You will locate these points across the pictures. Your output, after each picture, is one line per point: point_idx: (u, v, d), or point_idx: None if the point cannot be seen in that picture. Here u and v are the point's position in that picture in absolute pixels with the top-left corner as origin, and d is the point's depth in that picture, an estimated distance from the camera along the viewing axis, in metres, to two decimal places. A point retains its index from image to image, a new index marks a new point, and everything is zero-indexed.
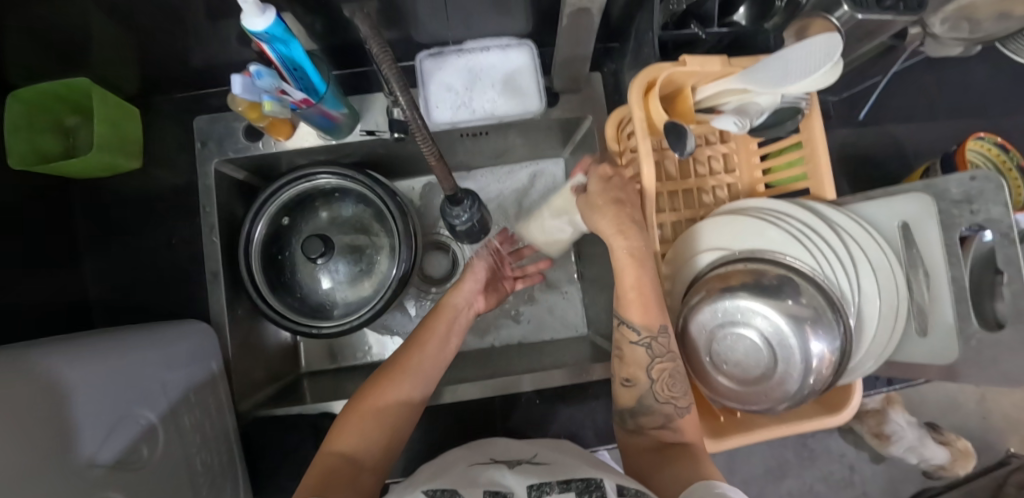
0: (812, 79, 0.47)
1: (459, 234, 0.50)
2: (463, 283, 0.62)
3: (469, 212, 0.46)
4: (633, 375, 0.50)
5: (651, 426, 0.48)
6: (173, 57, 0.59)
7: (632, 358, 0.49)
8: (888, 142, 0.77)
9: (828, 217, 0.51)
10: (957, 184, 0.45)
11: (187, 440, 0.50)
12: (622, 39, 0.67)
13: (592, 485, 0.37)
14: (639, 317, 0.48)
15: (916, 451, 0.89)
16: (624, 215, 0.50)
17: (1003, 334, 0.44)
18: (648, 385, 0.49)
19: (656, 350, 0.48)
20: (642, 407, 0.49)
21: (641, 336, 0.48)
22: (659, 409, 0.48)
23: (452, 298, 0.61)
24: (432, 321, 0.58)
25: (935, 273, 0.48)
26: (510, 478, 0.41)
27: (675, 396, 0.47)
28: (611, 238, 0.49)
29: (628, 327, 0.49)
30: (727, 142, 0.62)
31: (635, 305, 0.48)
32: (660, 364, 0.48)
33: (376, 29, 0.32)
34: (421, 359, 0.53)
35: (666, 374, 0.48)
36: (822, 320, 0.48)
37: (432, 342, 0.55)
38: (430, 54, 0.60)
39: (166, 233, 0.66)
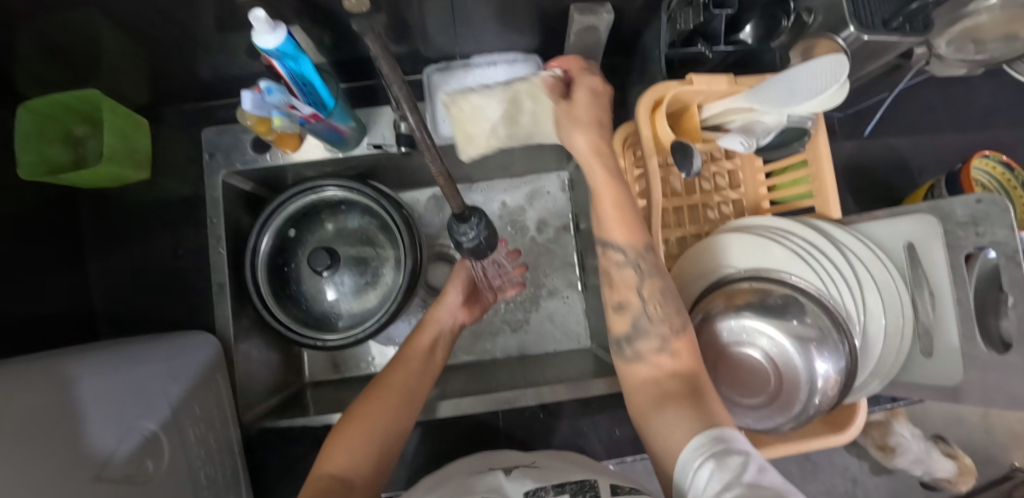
0: (819, 100, 0.47)
1: (466, 252, 0.49)
2: (445, 296, 0.63)
3: (477, 229, 0.46)
4: (624, 299, 0.48)
5: (647, 351, 0.46)
6: (183, 69, 0.60)
7: (621, 281, 0.48)
8: (893, 158, 0.78)
9: (833, 237, 0.51)
10: (963, 206, 0.45)
11: (192, 454, 0.50)
12: (629, 54, 0.67)
13: (586, 486, 0.41)
14: (624, 237, 0.47)
15: (922, 464, 0.88)
16: (600, 139, 0.47)
17: (1010, 357, 0.42)
18: (640, 306, 0.47)
19: (644, 268, 0.47)
20: (637, 330, 0.47)
21: (628, 256, 0.47)
22: (653, 330, 0.46)
23: (435, 313, 0.62)
24: (415, 337, 0.60)
25: (941, 294, 0.48)
26: (506, 484, 0.42)
27: (667, 315, 0.46)
28: (587, 161, 0.47)
29: (614, 249, 0.48)
30: (732, 158, 0.61)
31: (620, 224, 0.47)
32: (651, 281, 0.47)
33: (385, 46, 0.32)
34: (407, 376, 0.54)
35: (657, 291, 0.47)
36: (828, 342, 0.48)
37: (417, 359, 0.56)
38: (438, 68, 0.63)
39: (171, 243, 0.66)
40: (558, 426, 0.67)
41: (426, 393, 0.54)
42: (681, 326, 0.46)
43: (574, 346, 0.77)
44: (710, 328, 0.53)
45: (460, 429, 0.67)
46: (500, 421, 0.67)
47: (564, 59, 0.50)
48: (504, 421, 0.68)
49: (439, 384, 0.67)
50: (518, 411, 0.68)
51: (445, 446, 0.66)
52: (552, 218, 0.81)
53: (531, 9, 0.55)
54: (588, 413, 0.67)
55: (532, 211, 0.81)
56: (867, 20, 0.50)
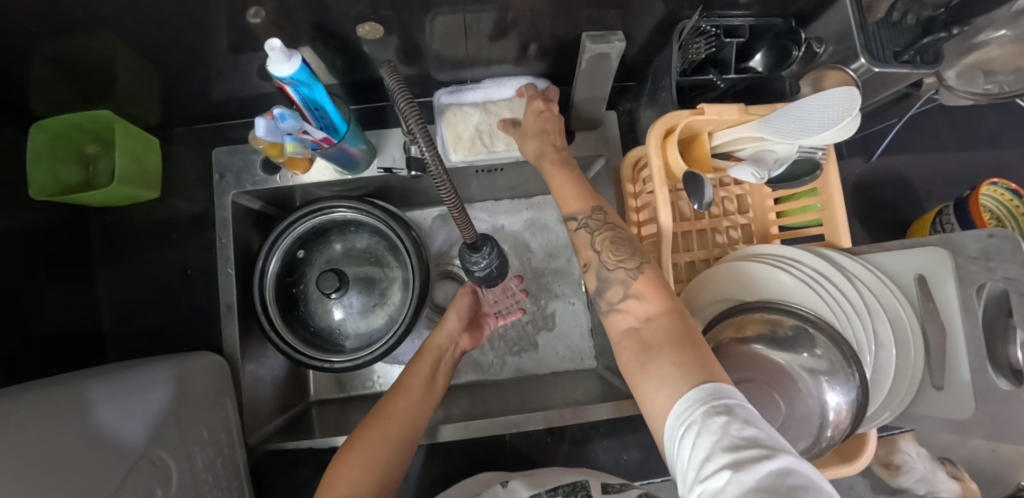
0: (829, 133, 0.47)
1: (476, 281, 0.49)
2: (445, 321, 0.63)
3: (488, 258, 0.46)
4: (587, 259, 0.49)
5: (615, 301, 0.45)
6: (195, 90, 0.60)
7: (580, 244, 0.50)
8: (901, 183, 0.78)
9: (842, 266, 0.51)
10: (975, 240, 0.46)
11: (199, 479, 0.50)
12: (639, 79, 0.68)
13: (577, 487, 0.49)
14: (574, 205, 0.51)
15: (927, 482, 0.90)
16: (543, 141, 0.55)
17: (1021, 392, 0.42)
18: (598, 259, 0.48)
19: (595, 226, 0.49)
20: (603, 283, 0.47)
21: (580, 219, 0.50)
22: (613, 278, 0.46)
23: (435, 339, 0.62)
24: (414, 363, 0.59)
25: (953, 328, 0.47)
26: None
27: (621, 259, 0.46)
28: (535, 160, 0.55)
29: (568, 217, 0.51)
30: (741, 184, 0.63)
31: (567, 195, 0.52)
32: (602, 234, 0.49)
33: (399, 79, 0.36)
34: (406, 404, 0.54)
35: (608, 241, 0.48)
36: (838, 374, 0.48)
37: (415, 386, 0.56)
38: (448, 91, 0.62)
39: (180, 262, 0.66)
40: (564, 449, 0.67)
41: (423, 419, 0.54)
42: (638, 267, 0.45)
43: (579, 367, 0.77)
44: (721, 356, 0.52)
45: (467, 452, 0.67)
46: (507, 443, 0.67)
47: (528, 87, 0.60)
48: (512, 445, 0.67)
49: (444, 406, 0.67)
50: (524, 434, 0.68)
51: (451, 471, 0.66)
52: (559, 239, 0.81)
53: (543, 35, 0.55)
54: (595, 437, 0.67)
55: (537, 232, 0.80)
56: (878, 51, 0.50)
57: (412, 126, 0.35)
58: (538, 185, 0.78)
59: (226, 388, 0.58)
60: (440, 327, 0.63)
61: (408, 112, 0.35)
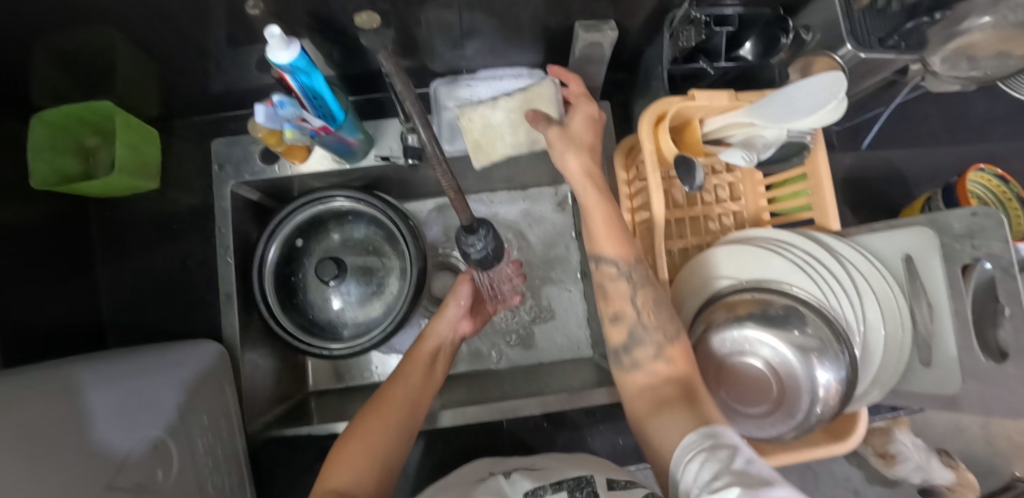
0: (818, 115, 0.48)
1: (473, 262, 0.50)
2: (445, 311, 0.60)
3: (484, 241, 0.47)
4: (620, 309, 0.49)
5: (643, 359, 0.47)
6: (195, 82, 0.61)
7: (614, 293, 0.49)
8: (889, 172, 0.79)
9: (833, 249, 0.52)
10: (959, 219, 0.45)
11: (200, 463, 0.50)
12: (632, 70, 0.69)
13: (583, 483, 0.44)
14: (616, 251, 0.49)
15: (923, 471, 0.92)
16: (586, 155, 0.52)
17: (1009, 368, 0.42)
18: (634, 314, 0.48)
19: (636, 279, 0.49)
20: (633, 338, 0.47)
21: (621, 268, 0.49)
22: (648, 338, 0.47)
23: (436, 327, 0.61)
24: (414, 353, 0.59)
25: (938, 305, 0.48)
26: (508, 487, 0.47)
27: (660, 323, 0.47)
28: (578, 182, 0.51)
29: (608, 263, 0.49)
30: (733, 172, 0.64)
31: (611, 239, 0.49)
32: (642, 290, 0.48)
33: (397, 64, 0.36)
34: (407, 391, 0.54)
35: (649, 302, 0.48)
36: (828, 352, 0.49)
37: (415, 374, 0.56)
38: (445, 82, 0.64)
39: (180, 252, 0.67)
40: (562, 435, 0.67)
41: (423, 408, 0.54)
42: (674, 333, 0.47)
43: (576, 355, 0.78)
44: (713, 335, 0.53)
45: (465, 439, 0.67)
46: (505, 429, 0.68)
47: (562, 73, 0.57)
48: (509, 431, 0.68)
49: (441, 393, 0.68)
50: (521, 421, 0.68)
51: (449, 459, 0.66)
52: (556, 230, 0.82)
53: (538, 25, 0.56)
54: (592, 423, 0.67)
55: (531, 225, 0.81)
56: (862, 37, 0.52)
57: (412, 110, 0.36)
58: (533, 177, 0.79)
59: (226, 375, 0.59)
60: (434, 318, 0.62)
61: (404, 98, 0.36)
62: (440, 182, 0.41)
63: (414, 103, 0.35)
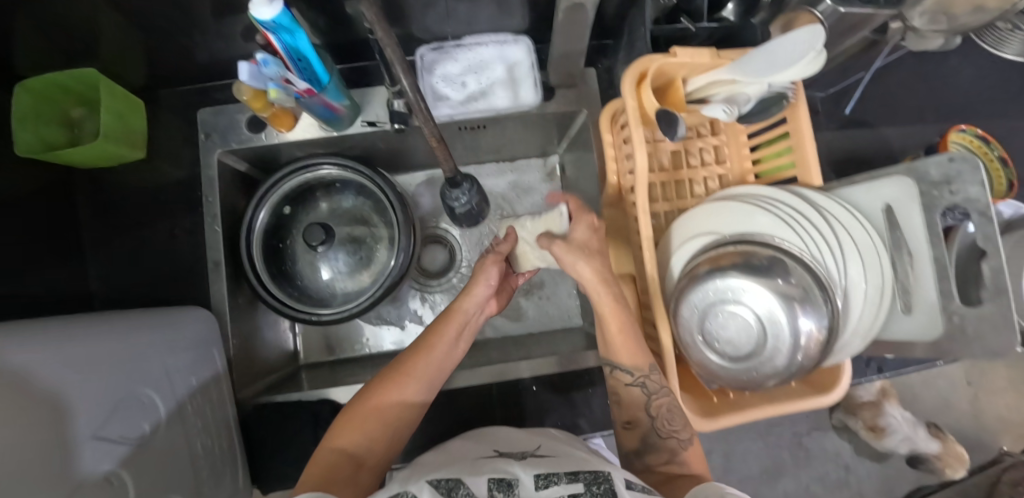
0: (796, 68, 0.48)
1: (459, 215, 0.52)
2: (474, 289, 0.59)
3: (467, 194, 0.48)
4: (634, 417, 0.55)
5: (658, 463, 0.52)
6: (180, 51, 0.61)
7: (629, 400, 0.55)
8: (879, 144, 0.77)
9: (817, 204, 0.52)
10: (936, 166, 0.46)
11: (188, 423, 0.51)
12: (616, 36, 0.69)
13: (600, 478, 0.41)
14: (629, 361, 0.53)
15: (908, 440, 1.06)
16: (602, 262, 0.55)
17: (983, 308, 0.44)
18: (648, 423, 0.54)
19: (650, 387, 0.53)
20: (647, 444, 0.53)
21: (635, 377, 0.54)
22: (663, 444, 0.52)
23: (463, 303, 0.59)
24: (441, 323, 0.57)
25: (919, 253, 0.49)
26: (516, 468, 0.43)
27: (674, 428, 0.52)
28: (594, 287, 0.53)
29: (624, 371, 0.54)
30: (717, 134, 0.65)
31: (627, 351, 0.53)
32: (657, 401, 0.54)
33: (381, 19, 0.30)
34: (427, 363, 0.54)
35: (664, 409, 0.53)
36: (810, 299, 0.48)
37: (439, 347, 0.55)
38: (431, 48, 0.63)
39: (167, 223, 0.67)
40: (551, 400, 0.68)
41: (441, 380, 0.55)
42: (687, 438, 0.52)
43: (565, 324, 0.79)
44: (694, 285, 0.50)
45: (454, 407, 0.67)
46: (496, 396, 0.68)
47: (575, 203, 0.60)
48: (498, 395, 0.68)
49: None
50: (511, 388, 0.68)
51: (437, 426, 0.67)
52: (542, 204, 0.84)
53: None
54: (580, 386, 0.68)
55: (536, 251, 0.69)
56: None
57: (404, 81, 0.36)
58: (521, 148, 0.80)
59: (214, 342, 0.59)
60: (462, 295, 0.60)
61: (391, 58, 0.34)
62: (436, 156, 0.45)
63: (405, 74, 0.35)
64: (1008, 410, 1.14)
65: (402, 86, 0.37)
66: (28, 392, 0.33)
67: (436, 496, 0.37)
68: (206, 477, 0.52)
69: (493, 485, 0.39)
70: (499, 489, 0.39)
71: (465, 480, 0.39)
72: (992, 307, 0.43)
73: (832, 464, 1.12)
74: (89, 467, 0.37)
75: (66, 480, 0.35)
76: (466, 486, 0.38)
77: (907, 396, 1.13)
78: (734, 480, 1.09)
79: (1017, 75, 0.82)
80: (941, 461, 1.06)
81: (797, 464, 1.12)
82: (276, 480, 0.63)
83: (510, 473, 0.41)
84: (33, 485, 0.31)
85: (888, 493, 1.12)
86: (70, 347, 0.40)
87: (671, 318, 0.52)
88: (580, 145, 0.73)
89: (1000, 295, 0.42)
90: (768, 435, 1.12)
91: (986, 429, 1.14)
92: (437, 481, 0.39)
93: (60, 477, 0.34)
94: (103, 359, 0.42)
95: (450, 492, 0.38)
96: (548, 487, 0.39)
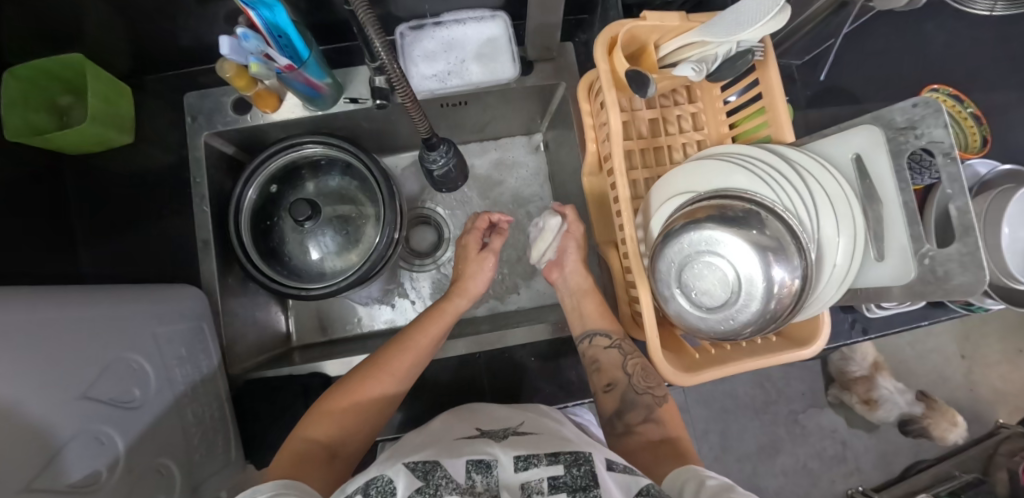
0: (758, 28, 0.48)
1: (438, 177, 0.65)
2: (469, 284, 0.68)
3: (443, 155, 0.61)
4: (612, 379, 0.60)
5: (636, 422, 0.57)
6: (165, 36, 0.62)
7: (608, 362, 0.61)
8: (859, 113, 0.78)
9: (793, 158, 0.53)
10: (901, 112, 0.47)
11: (179, 393, 0.52)
12: (592, 10, 0.70)
13: (581, 459, 0.41)
14: (606, 325, 0.63)
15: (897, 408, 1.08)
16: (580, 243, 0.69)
17: (951, 249, 0.45)
18: (626, 381, 0.60)
19: (626, 350, 0.62)
20: (627, 404, 0.58)
21: (613, 341, 0.62)
22: (641, 401, 0.58)
23: (452, 304, 0.66)
24: (426, 321, 0.63)
25: (890, 201, 0.49)
26: (496, 448, 0.43)
27: (649, 385, 0.59)
28: (572, 270, 0.67)
29: (601, 336, 0.62)
30: (694, 102, 0.66)
31: (601, 318, 0.64)
32: (634, 361, 0.61)
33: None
34: (407, 360, 0.59)
35: (639, 368, 0.61)
36: (783, 249, 0.48)
37: (421, 344, 0.60)
38: (410, 26, 0.64)
39: (156, 204, 0.68)
40: (538, 371, 0.69)
41: (421, 371, 0.60)
42: (663, 396, 0.59)
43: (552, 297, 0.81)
44: (669, 241, 0.51)
45: (443, 380, 0.68)
46: (483, 366, 0.69)
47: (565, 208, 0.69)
48: (485, 365, 0.69)
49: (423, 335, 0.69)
50: (499, 359, 0.69)
51: (428, 400, 0.68)
52: (524, 181, 0.86)
53: None
54: (567, 352, 0.69)
55: (549, 243, 0.70)
56: None
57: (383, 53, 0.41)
58: (503, 125, 0.81)
59: (203, 316, 0.61)
60: (454, 296, 0.67)
61: (363, 20, 0.39)
62: (417, 126, 0.52)
63: (385, 52, 0.40)
64: (1005, 382, 1.15)
65: (382, 60, 0.41)
66: (22, 341, 0.35)
67: (411, 481, 0.37)
68: (197, 445, 0.53)
69: (470, 467, 0.40)
70: (477, 471, 0.39)
71: (442, 462, 0.40)
72: (960, 246, 0.44)
73: (829, 440, 1.13)
74: (79, 422, 0.38)
75: (57, 428, 0.36)
76: (443, 468, 0.39)
77: (902, 369, 1.13)
78: (732, 458, 1.10)
79: (991, 38, 0.83)
80: (931, 424, 1.06)
81: (794, 440, 1.12)
82: (268, 455, 0.64)
83: (490, 454, 0.42)
84: (20, 428, 0.32)
85: (887, 469, 1.12)
86: (62, 308, 0.41)
87: (648, 273, 0.54)
88: (561, 118, 0.74)
89: (966, 234, 0.43)
90: (764, 412, 1.12)
91: (982, 400, 1.15)
92: (414, 464, 0.40)
93: (49, 425, 0.35)
94: (94, 322, 0.43)
95: (426, 475, 0.38)
96: (528, 470, 0.39)
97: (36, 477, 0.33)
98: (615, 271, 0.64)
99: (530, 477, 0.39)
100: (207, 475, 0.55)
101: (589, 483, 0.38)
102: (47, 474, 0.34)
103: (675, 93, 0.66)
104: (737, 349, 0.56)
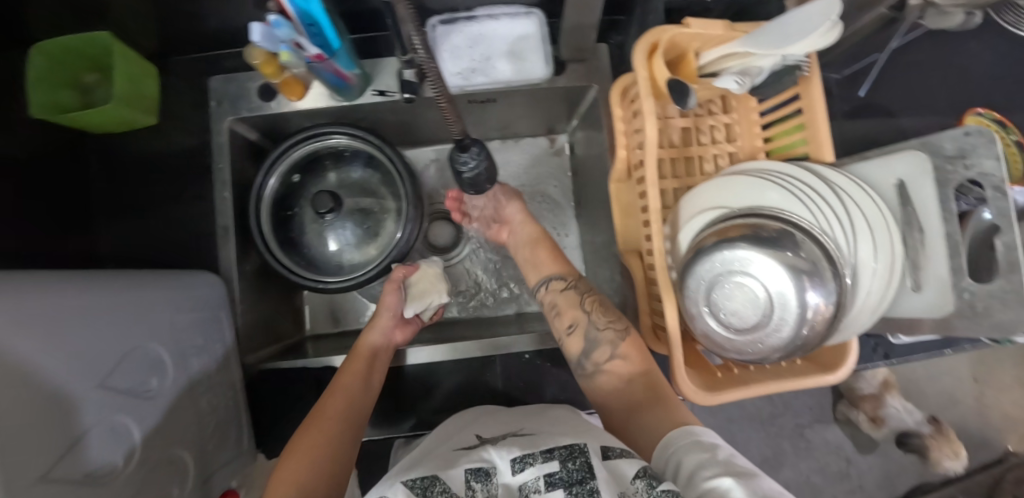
0: (809, 41, 0.46)
1: (469, 182, 0.62)
2: (378, 315, 0.63)
3: (475, 158, 0.59)
4: (573, 320, 0.57)
5: (602, 360, 0.54)
6: (194, 18, 0.61)
7: (564, 306, 0.59)
8: (895, 131, 0.76)
9: (833, 180, 0.51)
10: (951, 140, 0.45)
11: (193, 381, 0.52)
12: (629, 11, 0.68)
13: (575, 451, 0.39)
14: (556, 269, 0.63)
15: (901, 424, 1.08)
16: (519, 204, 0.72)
17: (993, 285, 0.43)
18: (586, 320, 0.56)
19: (581, 288, 0.60)
20: (589, 342, 0.55)
21: (568, 282, 0.61)
22: (602, 338, 0.55)
23: (369, 337, 0.62)
24: (349, 362, 0.59)
25: (930, 230, 0.48)
26: (491, 453, 0.43)
27: (609, 319, 0.56)
28: (523, 226, 0.70)
29: (555, 279, 0.61)
30: (729, 112, 0.64)
31: (553, 263, 0.64)
32: (590, 298, 0.59)
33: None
34: (338, 404, 0.53)
35: (596, 304, 0.58)
36: (819, 272, 0.47)
37: (349, 383, 0.56)
38: (442, 20, 0.63)
39: (175, 186, 0.68)
40: (549, 375, 0.68)
41: (367, 410, 0.55)
42: (623, 329, 0.55)
43: None
44: (699, 258, 0.50)
45: (454, 379, 0.68)
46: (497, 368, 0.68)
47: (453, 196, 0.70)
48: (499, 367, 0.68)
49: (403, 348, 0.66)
50: (512, 362, 0.68)
51: (438, 398, 0.67)
52: (546, 182, 0.86)
53: None
54: None
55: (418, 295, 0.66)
56: None
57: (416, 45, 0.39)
58: (528, 122, 0.80)
59: (218, 303, 0.60)
60: (367, 330, 0.63)
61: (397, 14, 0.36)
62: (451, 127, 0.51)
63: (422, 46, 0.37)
64: (1019, 409, 1.13)
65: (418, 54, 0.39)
66: (53, 331, 0.35)
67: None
68: (209, 433, 0.54)
69: (470, 476, 0.39)
70: (476, 480, 0.39)
71: (440, 477, 0.39)
72: (1004, 283, 0.42)
73: (834, 455, 1.11)
74: (98, 411, 0.38)
75: (77, 420, 0.36)
76: (442, 483, 0.38)
77: (913, 390, 1.12)
78: None
79: None
80: (933, 446, 1.06)
81: (798, 453, 1.11)
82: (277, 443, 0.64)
83: (487, 462, 0.41)
84: (41, 421, 0.32)
85: (891, 489, 1.11)
86: (85, 293, 0.40)
87: (679, 288, 0.52)
88: (590, 119, 0.73)
89: (1012, 270, 0.41)
90: (769, 424, 1.11)
91: (993, 426, 1.13)
92: (412, 482, 0.39)
93: (72, 415, 0.35)
94: (116, 309, 0.43)
95: (425, 492, 0.37)
96: (524, 471, 0.39)
97: (57, 465, 0.33)
98: (636, 281, 0.62)
99: (526, 480, 0.38)
100: (218, 463, 0.55)
101: (584, 475, 0.36)
102: (66, 462, 0.34)
103: (709, 102, 0.64)
104: (760, 370, 0.55)
